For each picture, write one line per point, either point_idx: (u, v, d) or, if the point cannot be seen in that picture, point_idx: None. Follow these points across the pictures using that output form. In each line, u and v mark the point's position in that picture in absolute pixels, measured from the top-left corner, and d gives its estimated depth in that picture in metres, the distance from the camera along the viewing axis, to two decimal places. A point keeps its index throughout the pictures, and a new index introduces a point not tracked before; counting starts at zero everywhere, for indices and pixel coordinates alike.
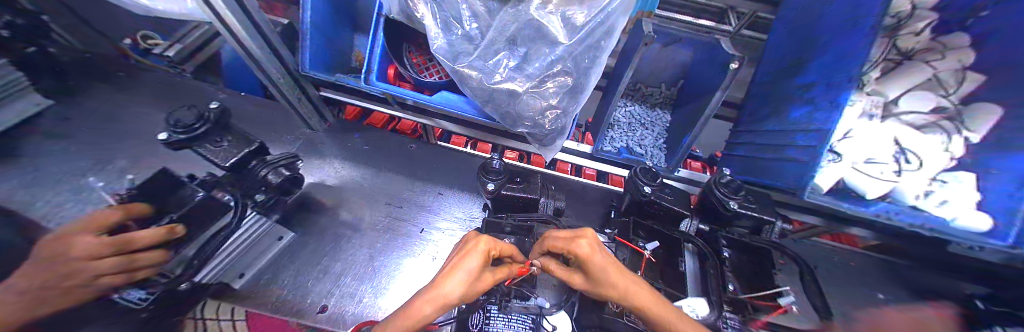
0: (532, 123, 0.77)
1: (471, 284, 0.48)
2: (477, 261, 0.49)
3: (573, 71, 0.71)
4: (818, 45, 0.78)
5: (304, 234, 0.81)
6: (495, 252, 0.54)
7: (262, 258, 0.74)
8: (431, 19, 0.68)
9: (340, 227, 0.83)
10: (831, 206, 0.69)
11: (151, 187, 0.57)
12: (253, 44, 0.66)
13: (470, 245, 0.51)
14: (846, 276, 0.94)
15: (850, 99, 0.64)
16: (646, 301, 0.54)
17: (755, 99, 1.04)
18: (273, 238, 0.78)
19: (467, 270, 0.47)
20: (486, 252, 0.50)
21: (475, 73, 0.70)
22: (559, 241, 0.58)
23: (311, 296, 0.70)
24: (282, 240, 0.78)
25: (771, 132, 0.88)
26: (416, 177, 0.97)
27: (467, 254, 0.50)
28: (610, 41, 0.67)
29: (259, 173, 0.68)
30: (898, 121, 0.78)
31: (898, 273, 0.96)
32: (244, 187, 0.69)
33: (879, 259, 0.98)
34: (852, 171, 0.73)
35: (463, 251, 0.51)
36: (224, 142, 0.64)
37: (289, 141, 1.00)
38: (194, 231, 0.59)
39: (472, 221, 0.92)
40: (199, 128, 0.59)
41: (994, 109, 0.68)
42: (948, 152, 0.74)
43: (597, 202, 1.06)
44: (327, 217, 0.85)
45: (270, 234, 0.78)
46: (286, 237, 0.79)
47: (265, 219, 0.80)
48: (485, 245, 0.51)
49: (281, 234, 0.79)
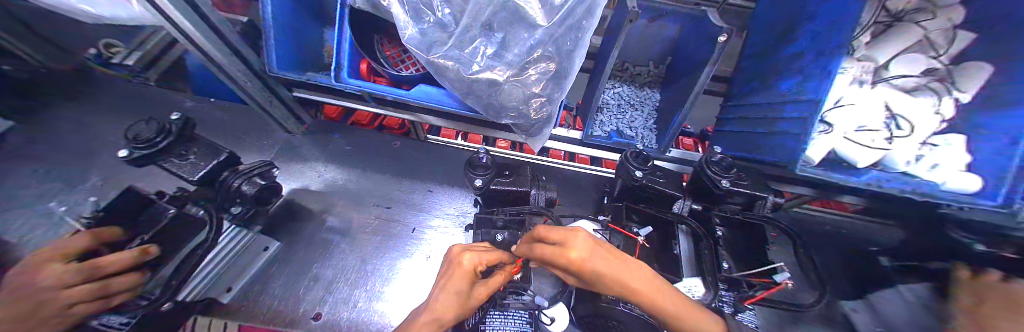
0: (516, 113, 0.74)
1: (462, 299, 0.49)
2: (462, 279, 0.50)
3: (556, 55, 0.67)
4: (805, 12, 0.80)
5: (290, 244, 0.87)
6: (484, 264, 0.55)
7: (247, 272, 0.78)
8: (399, 7, 0.65)
9: (327, 233, 0.90)
10: (825, 178, 0.73)
11: (120, 209, 0.61)
12: (210, 45, 0.70)
13: (457, 261, 0.52)
14: (825, 242, 1.03)
15: (842, 66, 0.66)
16: (658, 299, 0.46)
17: (763, 75, 0.94)
18: (259, 248, 0.82)
19: (456, 289, 0.49)
20: (473, 267, 0.52)
21: (453, 64, 0.67)
22: (548, 246, 0.50)
23: (311, 301, 0.77)
24: (267, 250, 0.83)
25: (759, 105, 0.91)
26: (403, 176, 1.05)
27: (455, 275, 0.51)
28: (593, 20, 0.62)
29: (232, 183, 0.73)
30: (889, 85, 0.85)
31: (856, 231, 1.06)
32: (216, 202, 0.73)
33: (846, 220, 1.08)
34: (843, 141, 0.78)
35: (450, 266, 0.53)
36: (190, 155, 0.69)
37: (267, 147, 1.05)
38: (169, 251, 0.62)
39: (464, 216, 1.00)
40: (157, 143, 0.62)
41: (983, 66, 0.78)
42: (940, 115, 0.83)
43: (589, 189, 1.05)
44: (315, 223, 0.91)
45: (254, 245, 0.82)
46: (271, 247, 0.83)
47: (247, 231, 0.83)
48: (472, 259, 0.52)
49: (269, 245, 0.83)
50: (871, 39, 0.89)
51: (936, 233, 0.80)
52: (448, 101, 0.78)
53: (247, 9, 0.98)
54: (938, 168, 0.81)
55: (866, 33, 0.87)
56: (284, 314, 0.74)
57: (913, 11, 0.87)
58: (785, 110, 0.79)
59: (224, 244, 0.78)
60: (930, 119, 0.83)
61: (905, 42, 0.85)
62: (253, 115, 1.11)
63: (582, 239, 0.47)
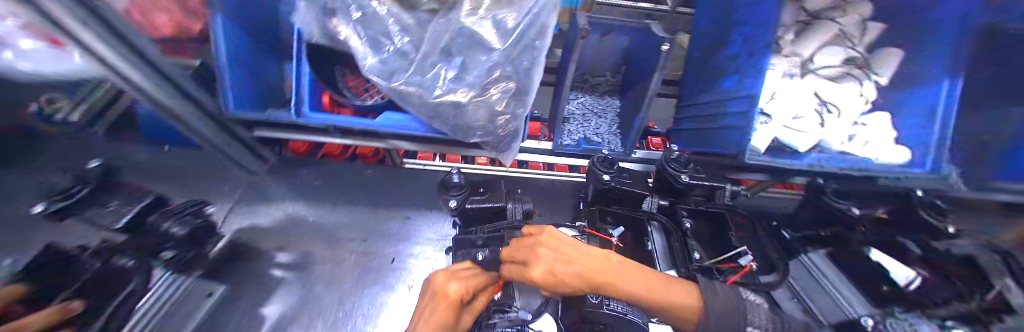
0: (484, 131, 0.77)
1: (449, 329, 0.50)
2: (446, 307, 0.53)
3: (515, 74, 0.70)
4: (735, 18, 0.90)
5: (237, 286, 0.80)
6: (468, 291, 0.58)
7: (189, 319, 0.69)
8: (358, 39, 0.67)
9: (278, 270, 0.85)
10: (774, 164, 0.82)
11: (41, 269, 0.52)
12: None
13: (442, 291, 0.55)
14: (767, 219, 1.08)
15: (769, 63, 0.74)
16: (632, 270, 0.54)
17: (707, 75, 1.03)
18: (202, 294, 0.75)
19: (441, 320, 0.50)
20: (458, 295, 0.55)
21: (415, 89, 0.69)
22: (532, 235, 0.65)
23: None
24: (212, 296, 0.75)
25: (708, 103, 1.00)
26: (378, 205, 1.04)
27: (440, 305, 0.54)
28: (546, 40, 0.65)
29: (161, 226, 0.70)
30: (817, 76, 0.94)
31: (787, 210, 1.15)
32: (148, 248, 0.67)
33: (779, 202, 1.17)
34: (784, 129, 0.86)
35: (434, 296, 0.56)
36: (112, 204, 0.70)
37: (227, 191, 1.00)
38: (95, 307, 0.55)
39: (443, 239, 0.99)
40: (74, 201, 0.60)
41: (895, 51, 0.92)
42: (867, 96, 0.94)
43: (564, 198, 1.08)
44: (263, 260, 0.86)
45: (200, 291, 0.75)
46: (217, 292, 0.76)
47: (185, 278, 0.75)
48: (457, 287, 0.56)
49: (213, 289, 0.76)
50: (796, 37, 0.99)
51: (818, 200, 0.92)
52: (416, 125, 0.79)
53: None
54: (870, 144, 0.91)
55: (789, 32, 0.98)
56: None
57: (827, 10, 0.99)
58: (729, 106, 0.86)
59: (159, 294, 0.69)
60: (856, 102, 0.93)
61: (822, 37, 0.96)
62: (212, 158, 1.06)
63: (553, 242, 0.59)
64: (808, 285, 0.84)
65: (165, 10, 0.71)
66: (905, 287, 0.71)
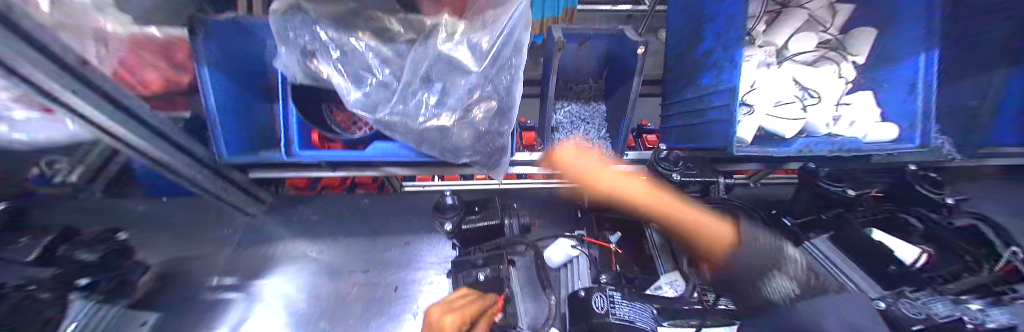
0: (472, 151, 0.79)
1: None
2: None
3: (495, 94, 0.72)
4: (705, 15, 0.92)
5: (168, 314, 0.78)
6: (466, 321, 0.60)
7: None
8: (339, 76, 0.68)
9: (226, 292, 0.85)
10: (761, 153, 0.81)
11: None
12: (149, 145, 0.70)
13: (438, 324, 0.58)
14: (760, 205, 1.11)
15: (743, 56, 0.76)
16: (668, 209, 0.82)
17: (686, 73, 1.05)
18: (134, 324, 0.71)
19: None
20: (455, 326, 0.57)
21: (400, 119, 0.70)
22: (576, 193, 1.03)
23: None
24: (146, 324, 0.73)
25: (690, 100, 1.01)
26: (378, 233, 1.04)
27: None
28: (521, 57, 0.68)
29: (69, 253, 0.67)
30: (794, 62, 0.95)
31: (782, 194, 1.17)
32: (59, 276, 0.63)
33: (772, 187, 1.20)
34: (767, 118, 0.88)
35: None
36: None
37: (227, 235, 1.01)
38: None
39: (445, 261, 0.98)
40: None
41: (869, 31, 0.93)
42: (845, 77, 0.95)
43: (561, 207, 1.09)
44: (209, 289, 0.86)
45: (129, 321, 0.70)
46: (150, 320, 0.74)
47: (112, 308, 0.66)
48: (453, 319, 0.58)
49: (145, 318, 0.73)
50: (767, 27, 1.02)
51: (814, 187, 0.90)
52: (406, 152, 0.82)
53: None
54: (855, 124, 0.92)
55: (760, 22, 1.01)
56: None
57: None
58: (711, 101, 0.88)
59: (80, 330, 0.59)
60: (835, 83, 0.95)
61: (793, 25, 0.98)
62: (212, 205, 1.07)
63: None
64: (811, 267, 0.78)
65: (153, 67, 0.75)
66: (912, 266, 0.73)
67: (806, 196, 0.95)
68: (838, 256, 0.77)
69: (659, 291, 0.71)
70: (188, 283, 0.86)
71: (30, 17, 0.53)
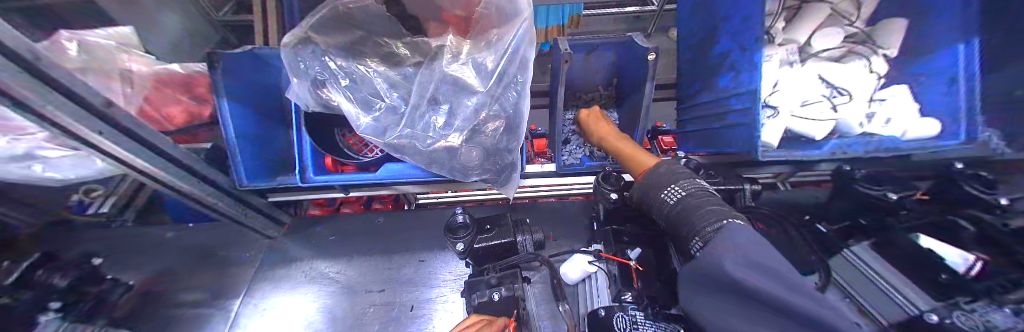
0: (482, 169, 0.76)
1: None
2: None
3: (502, 112, 0.71)
4: (717, 17, 0.89)
5: None
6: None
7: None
8: (348, 102, 0.68)
9: (191, 307, 0.92)
10: (788, 156, 0.77)
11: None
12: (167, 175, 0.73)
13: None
14: (790, 210, 1.06)
15: (764, 57, 0.72)
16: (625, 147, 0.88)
17: (702, 75, 1.01)
18: None
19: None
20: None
21: (409, 141, 0.70)
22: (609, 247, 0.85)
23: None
24: None
25: (707, 103, 0.97)
26: (392, 252, 1.04)
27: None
28: (528, 74, 0.66)
29: (47, 279, 0.77)
30: (818, 59, 0.90)
31: (814, 198, 1.11)
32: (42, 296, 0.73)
33: (801, 190, 1.14)
34: (794, 120, 0.83)
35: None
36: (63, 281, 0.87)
37: (249, 257, 1.03)
38: None
39: (460, 278, 0.97)
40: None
41: (897, 20, 0.87)
42: (875, 73, 0.88)
43: (577, 219, 1.07)
44: (181, 305, 0.92)
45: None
46: None
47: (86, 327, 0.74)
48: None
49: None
50: (787, 23, 0.97)
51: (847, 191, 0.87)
52: (415, 172, 0.82)
53: None
54: (893, 121, 0.85)
55: (779, 19, 0.96)
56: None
57: None
58: (732, 104, 0.83)
59: None
60: (867, 79, 0.88)
61: (816, 19, 0.93)
62: (235, 228, 1.10)
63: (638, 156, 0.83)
64: (852, 279, 0.75)
65: (176, 102, 0.85)
66: (964, 272, 0.69)
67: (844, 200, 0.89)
68: (881, 265, 0.73)
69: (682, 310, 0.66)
70: (171, 310, 0.92)
71: (61, 67, 0.55)
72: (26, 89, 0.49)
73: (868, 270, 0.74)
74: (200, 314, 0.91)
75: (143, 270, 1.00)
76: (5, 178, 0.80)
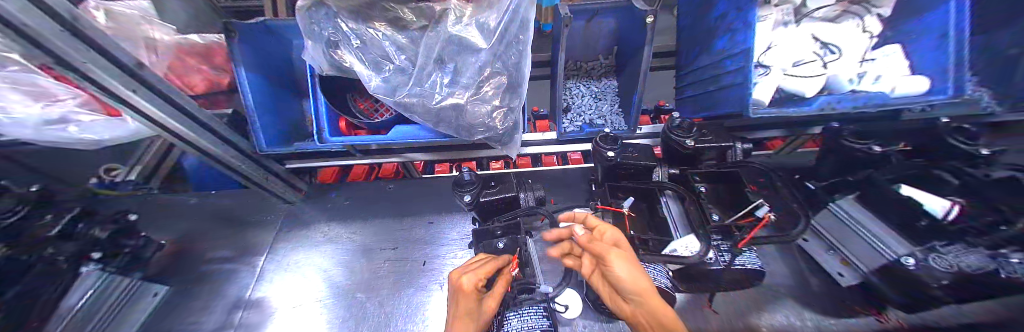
0: (486, 128, 0.82)
1: (475, 316, 0.56)
2: (468, 299, 0.57)
3: (505, 70, 0.76)
4: None
5: (178, 286, 0.94)
6: (482, 279, 0.60)
7: (139, 319, 0.83)
8: (360, 64, 0.73)
9: (218, 264, 1.00)
10: (776, 113, 0.81)
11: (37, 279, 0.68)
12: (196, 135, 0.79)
13: (458, 286, 0.58)
14: (781, 170, 1.12)
15: (758, 15, 0.76)
16: None
17: (700, 40, 1.04)
18: (147, 294, 0.89)
19: (468, 309, 0.56)
20: (473, 286, 0.58)
21: (418, 100, 0.75)
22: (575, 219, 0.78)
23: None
24: (157, 295, 0.89)
25: (705, 67, 1.01)
26: (403, 214, 1.11)
27: (462, 299, 0.57)
28: (529, 34, 0.70)
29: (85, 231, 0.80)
30: (813, 19, 0.93)
31: (806, 161, 1.15)
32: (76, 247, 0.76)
33: (793, 154, 1.19)
34: (786, 78, 0.87)
35: (454, 291, 0.59)
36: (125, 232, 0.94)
37: (272, 220, 1.11)
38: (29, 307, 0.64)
39: (468, 237, 1.04)
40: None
41: None
42: (869, 32, 0.92)
43: (578, 183, 1.12)
44: (208, 263, 1.00)
45: (140, 294, 0.87)
46: (161, 291, 0.90)
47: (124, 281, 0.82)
48: (471, 279, 0.58)
49: (157, 289, 0.91)
50: None
51: (844, 147, 0.87)
52: (423, 134, 0.86)
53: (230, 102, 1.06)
54: (883, 78, 0.88)
55: None
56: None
57: None
58: (727, 65, 0.87)
59: (103, 299, 0.76)
60: (860, 38, 0.91)
61: None
62: (257, 195, 1.19)
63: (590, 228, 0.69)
64: (839, 231, 0.82)
65: (197, 70, 0.94)
66: (943, 218, 0.72)
67: (832, 158, 0.94)
68: (869, 218, 0.78)
69: (674, 252, 0.68)
70: (197, 266, 0.99)
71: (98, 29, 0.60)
72: (68, 45, 0.53)
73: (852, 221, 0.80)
74: (225, 268, 0.98)
75: (170, 232, 1.08)
76: (46, 139, 0.87)
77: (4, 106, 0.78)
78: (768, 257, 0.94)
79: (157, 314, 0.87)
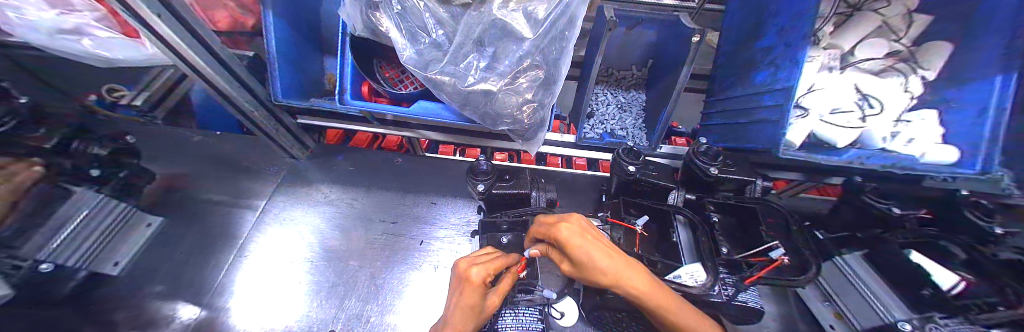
0: (512, 119, 0.79)
1: (478, 310, 0.54)
2: (474, 292, 0.54)
3: (543, 64, 0.73)
4: (768, 7, 0.87)
5: (173, 220, 0.93)
6: (490, 274, 0.58)
7: (134, 247, 0.84)
8: (397, 31, 0.71)
9: (214, 206, 0.98)
10: (809, 158, 0.79)
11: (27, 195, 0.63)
12: (212, 71, 0.75)
13: (466, 277, 0.55)
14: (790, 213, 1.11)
15: (807, 56, 0.72)
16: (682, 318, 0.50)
17: (739, 69, 1.02)
18: (141, 224, 0.87)
19: (472, 302, 0.54)
20: (481, 279, 0.55)
21: (450, 78, 0.72)
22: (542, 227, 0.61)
23: (288, 316, 0.79)
24: (150, 226, 0.88)
25: (738, 98, 0.99)
26: (407, 190, 1.09)
27: (466, 289, 0.55)
28: (575, 30, 0.69)
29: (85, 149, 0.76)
30: (857, 69, 0.94)
31: (816, 210, 1.15)
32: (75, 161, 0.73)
33: (803, 200, 1.18)
34: (820, 124, 0.86)
35: (460, 281, 0.57)
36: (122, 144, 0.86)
37: (273, 172, 1.09)
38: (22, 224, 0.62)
39: (469, 225, 1.03)
40: (7, 122, 0.62)
41: (944, 46, 0.90)
42: (911, 91, 0.93)
43: (587, 190, 1.11)
44: (206, 204, 0.98)
45: (133, 223, 0.86)
46: (155, 223, 0.89)
47: (119, 209, 0.80)
48: (479, 272, 0.56)
49: (150, 220, 0.89)
50: (834, 30, 1.00)
51: (855, 203, 0.89)
52: (446, 114, 0.84)
53: (251, 45, 1.03)
54: (914, 142, 0.89)
55: (828, 24, 0.98)
56: (243, 324, 0.76)
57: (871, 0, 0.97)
58: (763, 100, 0.85)
59: (93, 226, 0.74)
60: (900, 97, 0.93)
61: (865, 30, 0.96)
62: (263, 144, 1.16)
63: (571, 223, 0.56)
64: (841, 287, 0.82)
65: (223, 6, 0.92)
66: (947, 291, 0.67)
67: (847, 211, 0.92)
68: (871, 278, 0.78)
69: (677, 278, 0.67)
70: (194, 205, 0.97)
71: None
72: None
73: (854, 277, 0.81)
74: (222, 213, 0.96)
75: (169, 165, 1.06)
76: (62, 50, 0.85)
77: (18, 6, 0.75)
78: (763, 297, 0.93)
79: (149, 247, 0.86)
